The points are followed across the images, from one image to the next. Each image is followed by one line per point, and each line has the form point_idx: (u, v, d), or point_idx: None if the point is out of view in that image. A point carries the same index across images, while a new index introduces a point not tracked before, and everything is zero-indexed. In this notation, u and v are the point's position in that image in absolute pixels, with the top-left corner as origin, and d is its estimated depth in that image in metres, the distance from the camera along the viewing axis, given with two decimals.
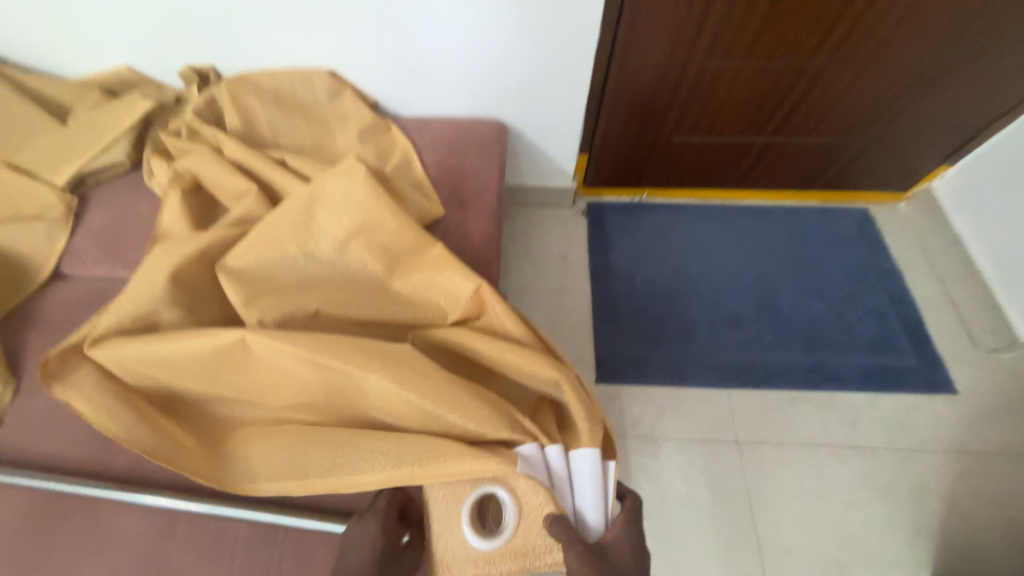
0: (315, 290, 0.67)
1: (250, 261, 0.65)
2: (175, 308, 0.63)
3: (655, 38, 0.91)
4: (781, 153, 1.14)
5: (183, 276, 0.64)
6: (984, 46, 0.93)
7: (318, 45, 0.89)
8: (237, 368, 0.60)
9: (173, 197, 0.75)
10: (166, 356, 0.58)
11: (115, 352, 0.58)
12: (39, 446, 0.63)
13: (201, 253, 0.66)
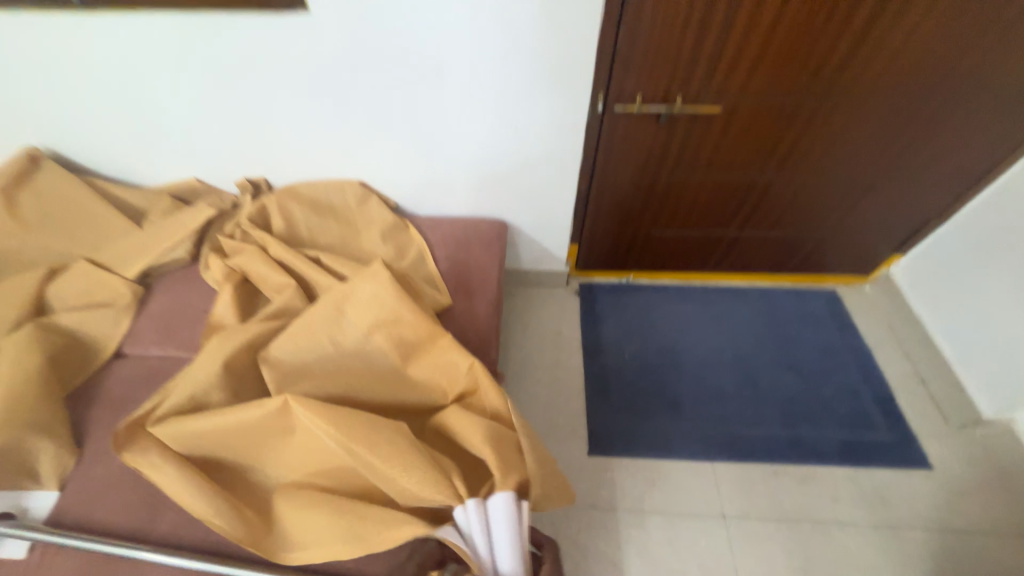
0: (337, 375, 0.79)
1: (287, 353, 0.80)
2: (223, 390, 0.75)
3: (628, 160, 1.06)
4: (749, 244, 1.28)
5: (232, 363, 0.78)
6: (913, 164, 1.08)
7: (351, 163, 1.08)
8: (280, 430, 0.71)
9: (226, 291, 0.91)
10: (218, 426, 0.70)
11: (172, 430, 0.70)
12: (91, 512, 0.71)
13: (248, 343, 0.80)
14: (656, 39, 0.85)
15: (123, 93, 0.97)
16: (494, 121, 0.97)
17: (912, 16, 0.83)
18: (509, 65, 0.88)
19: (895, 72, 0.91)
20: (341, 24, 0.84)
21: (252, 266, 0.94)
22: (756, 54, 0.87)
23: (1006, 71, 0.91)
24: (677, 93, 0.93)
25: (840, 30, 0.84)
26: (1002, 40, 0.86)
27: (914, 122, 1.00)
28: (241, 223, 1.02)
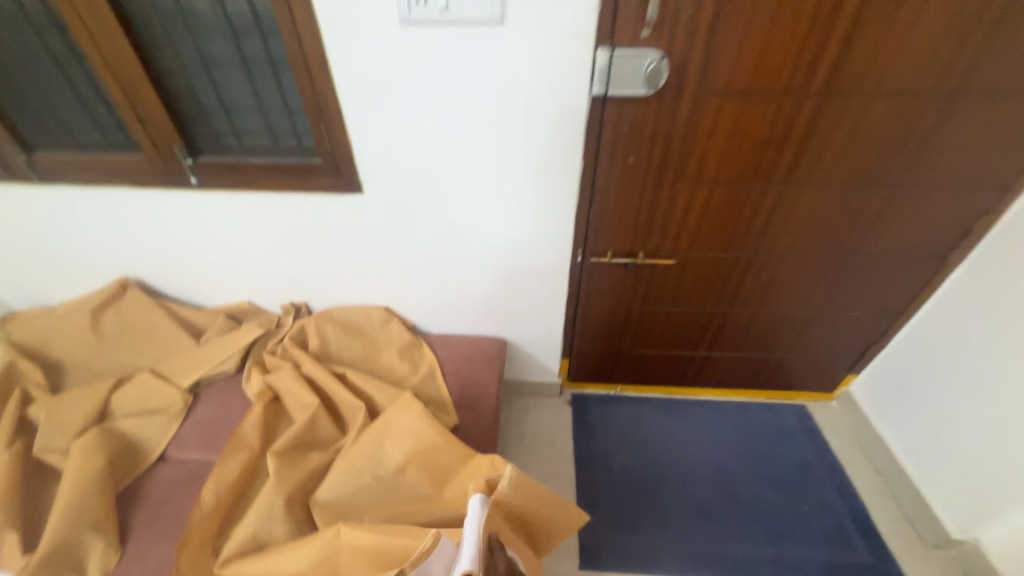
0: (383, 505, 0.93)
1: (338, 494, 0.95)
2: (269, 513, 0.91)
3: (606, 294, 1.29)
4: (718, 363, 1.45)
5: (290, 500, 0.94)
6: (846, 304, 1.27)
7: (380, 293, 1.31)
8: (326, 563, 0.81)
9: (257, 408, 1.07)
10: (280, 559, 0.83)
11: (235, 570, 0.85)
12: None
13: (304, 483, 0.97)
14: (617, 215, 1.11)
15: (208, 241, 1.22)
16: (499, 266, 1.21)
17: (805, 205, 1.06)
18: (510, 230, 1.13)
19: (803, 239, 1.13)
20: (383, 202, 1.11)
21: (286, 384, 1.11)
22: (694, 226, 1.12)
23: (898, 241, 1.12)
24: (639, 249, 1.17)
25: (753, 213, 1.08)
26: (880, 220, 1.08)
27: (833, 275, 1.20)
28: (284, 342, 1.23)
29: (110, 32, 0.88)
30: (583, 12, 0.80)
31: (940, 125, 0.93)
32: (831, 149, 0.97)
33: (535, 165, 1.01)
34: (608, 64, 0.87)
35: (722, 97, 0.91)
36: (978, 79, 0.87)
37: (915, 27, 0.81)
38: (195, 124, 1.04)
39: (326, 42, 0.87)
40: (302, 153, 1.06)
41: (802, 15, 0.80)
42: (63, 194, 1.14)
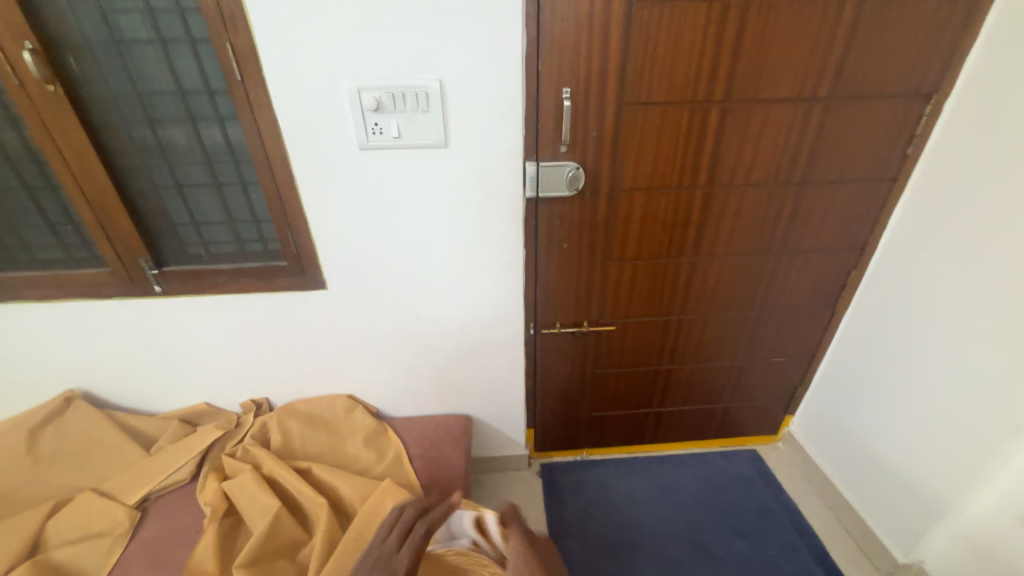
0: None
1: None
2: None
3: (560, 363, 1.39)
4: (671, 417, 1.56)
5: None
6: (768, 352, 1.44)
7: (344, 382, 1.34)
8: None
9: (210, 527, 1.03)
10: None
11: None
12: None
13: None
14: (560, 291, 1.25)
15: (168, 345, 1.23)
16: (459, 345, 1.29)
17: (713, 272, 1.25)
18: (466, 311, 1.24)
19: (718, 300, 1.31)
20: (346, 295, 1.19)
21: (244, 489, 1.08)
22: (627, 295, 1.27)
23: (795, 296, 1.33)
24: (584, 319, 1.31)
25: (674, 281, 1.26)
26: (776, 280, 1.29)
27: (751, 328, 1.38)
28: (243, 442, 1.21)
29: (89, 167, 0.97)
30: (513, 137, 1.00)
31: (802, 206, 1.17)
32: (723, 227, 1.18)
33: (485, 255, 1.15)
34: (536, 173, 1.05)
35: (631, 193, 1.11)
36: (818, 172, 1.12)
37: (762, 140, 1.06)
38: (163, 237, 1.10)
39: (292, 165, 0.99)
40: (269, 258, 1.14)
41: (678, 132, 1.03)
42: (14, 310, 1.13)
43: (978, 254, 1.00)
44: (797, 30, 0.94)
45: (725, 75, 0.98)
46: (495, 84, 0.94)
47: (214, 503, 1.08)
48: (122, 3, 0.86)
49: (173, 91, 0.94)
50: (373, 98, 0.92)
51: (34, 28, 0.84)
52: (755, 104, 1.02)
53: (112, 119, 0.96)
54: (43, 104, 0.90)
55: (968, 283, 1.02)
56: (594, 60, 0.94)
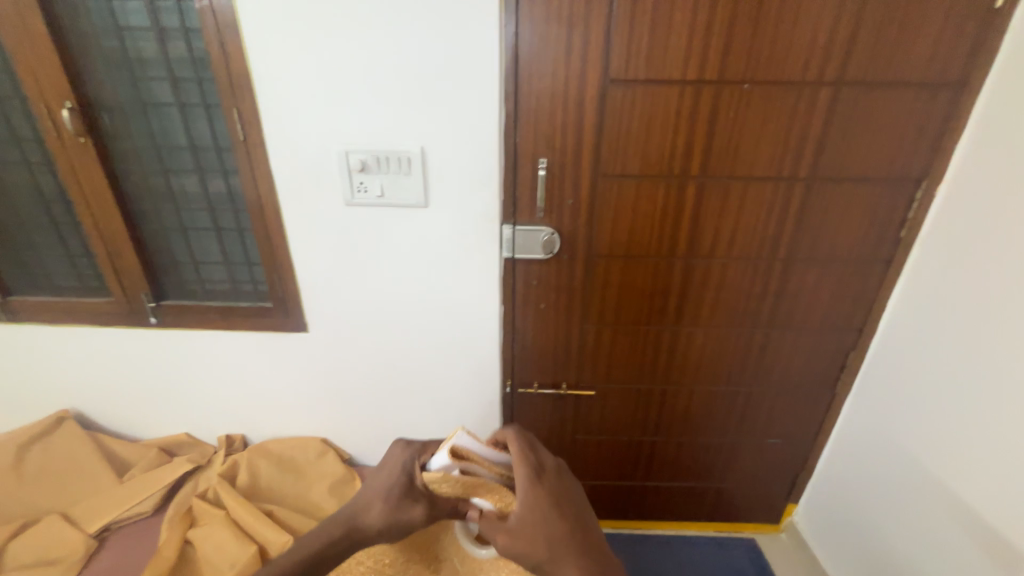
0: None
1: None
2: None
3: (537, 424, 1.34)
4: (658, 492, 1.46)
5: None
6: (763, 431, 1.35)
7: (319, 425, 1.35)
8: None
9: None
10: None
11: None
12: None
13: None
14: (538, 352, 1.23)
15: (157, 375, 1.28)
16: (433, 397, 1.29)
17: (698, 343, 1.21)
18: (442, 363, 1.24)
19: (705, 372, 1.26)
20: (326, 340, 1.22)
21: (209, 537, 1.10)
22: (607, 360, 1.24)
23: (788, 374, 1.26)
24: (563, 381, 1.27)
25: (656, 349, 1.22)
26: (766, 356, 1.23)
27: (741, 405, 1.30)
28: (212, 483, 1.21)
29: (107, 208, 1.07)
30: (491, 201, 1.04)
31: (789, 283, 1.13)
32: (706, 298, 1.15)
33: (461, 310, 1.17)
34: (512, 236, 1.07)
35: (608, 259, 1.11)
36: (804, 250, 1.09)
37: (741, 216, 1.06)
38: (166, 273, 1.19)
39: (283, 216, 1.06)
40: (259, 298, 1.21)
41: (655, 204, 1.05)
42: (26, 331, 1.22)
43: (968, 361, 0.95)
44: (771, 117, 0.96)
45: (700, 153, 1.00)
46: (474, 152, 0.99)
47: (170, 551, 1.08)
48: (151, 75, 0.98)
49: (187, 147, 1.04)
50: (359, 160, 0.99)
51: (75, 93, 0.97)
52: (732, 182, 1.03)
53: (133, 169, 1.07)
54: (74, 155, 1.01)
55: (970, 399, 0.95)
56: (570, 134, 0.98)
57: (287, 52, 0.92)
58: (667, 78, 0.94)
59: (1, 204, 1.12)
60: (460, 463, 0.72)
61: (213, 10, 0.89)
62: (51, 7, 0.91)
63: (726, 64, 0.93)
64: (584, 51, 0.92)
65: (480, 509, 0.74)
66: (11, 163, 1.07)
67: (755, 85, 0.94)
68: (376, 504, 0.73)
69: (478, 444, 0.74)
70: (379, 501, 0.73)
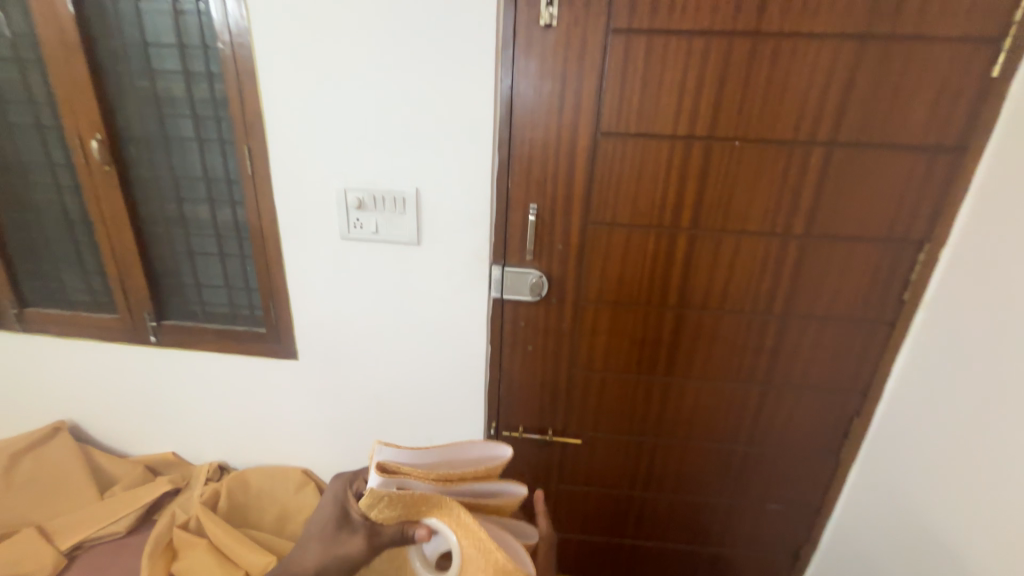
0: None
1: None
2: None
3: (522, 471, 1.30)
4: (648, 554, 1.37)
5: None
6: (761, 497, 1.27)
7: (302, 455, 1.33)
8: None
9: None
10: None
11: None
12: None
13: None
14: (525, 395, 1.21)
15: (151, 392, 1.31)
16: (416, 433, 1.27)
17: (690, 396, 1.17)
18: (427, 399, 1.23)
19: (698, 428, 1.20)
20: (315, 369, 1.23)
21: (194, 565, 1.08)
22: (595, 408, 1.21)
23: (787, 436, 1.19)
24: (549, 426, 1.24)
25: (647, 400, 1.18)
26: (763, 415, 1.17)
27: (737, 465, 1.23)
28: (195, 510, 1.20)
29: (122, 231, 1.13)
30: (481, 242, 1.06)
31: (785, 340, 1.09)
32: (699, 350, 1.12)
33: (448, 347, 1.16)
34: (500, 277, 1.08)
35: (597, 305, 1.10)
36: (800, 307, 1.06)
37: (734, 270, 1.04)
38: (171, 294, 1.24)
39: (283, 246, 1.10)
40: (254, 323, 1.24)
41: (645, 253, 1.05)
42: (37, 342, 1.28)
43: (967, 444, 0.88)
44: (763, 173, 0.97)
45: (691, 205, 1.00)
46: (467, 194, 1.02)
47: None
48: (175, 112, 1.06)
49: (200, 178, 1.11)
50: (356, 198, 1.03)
51: (106, 126, 1.05)
52: (724, 236, 1.02)
53: (150, 195, 1.14)
54: (97, 181, 1.09)
55: (967, 484, 0.87)
56: (561, 181, 1.00)
57: (298, 97, 0.98)
58: (657, 132, 0.96)
59: (30, 221, 1.20)
60: (392, 477, 0.67)
61: (234, 57, 0.97)
62: (93, 51, 1.01)
63: (717, 122, 0.94)
64: (576, 105, 0.95)
65: (430, 526, 0.65)
66: (44, 185, 1.16)
67: (746, 143, 0.95)
68: (313, 542, 0.68)
69: (402, 454, 0.71)
70: (316, 539, 0.68)
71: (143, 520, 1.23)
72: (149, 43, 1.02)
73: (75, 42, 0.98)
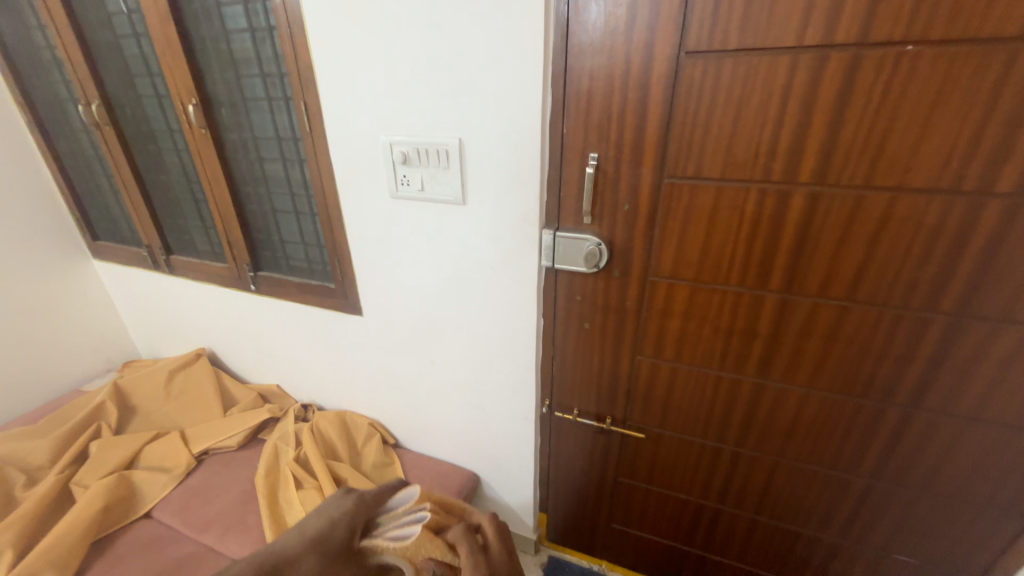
0: None
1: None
2: None
3: (574, 455, 1.19)
4: (719, 570, 1.20)
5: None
6: (885, 543, 0.98)
7: (371, 403, 1.43)
8: None
9: (259, 491, 1.21)
10: None
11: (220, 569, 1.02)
12: None
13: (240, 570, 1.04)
14: (580, 376, 1.07)
15: (256, 334, 1.50)
16: (469, 401, 1.24)
17: (792, 406, 0.91)
18: (477, 370, 1.17)
19: (798, 446, 0.95)
20: (377, 327, 1.26)
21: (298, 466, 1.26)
22: (662, 403, 1.02)
23: (941, 479, 0.86)
24: (607, 414, 1.09)
25: (730, 403, 0.96)
26: (900, 445, 0.86)
27: (853, 499, 0.95)
28: (302, 429, 1.38)
29: (221, 191, 1.25)
30: (532, 201, 0.91)
31: (955, 350, 0.76)
32: (809, 351, 0.85)
33: (497, 320, 1.07)
34: (552, 243, 0.93)
35: (671, 282, 0.89)
36: (992, 303, 0.71)
37: (877, 245, 0.73)
38: (264, 249, 1.37)
39: (342, 205, 1.11)
40: (327, 278, 1.31)
41: (739, 218, 0.79)
42: (180, 283, 1.55)
43: None
44: (949, 98, 0.63)
45: (818, 152, 0.71)
46: (515, 145, 0.87)
47: (275, 471, 1.28)
48: (248, 73, 1.11)
49: (274, 137, 1.16)
50: (402, 153, 0.97)
51: (197, 90, 1.13)
52: (868, 194, 0.71)
53: (238, 155, 1.23)
54: (195, 143, 1.21)
55: None
56: (630, 125, 0.79)
57: (343, 43, 0.92)
58: (772, 43, 0.67)
59: (166, 182, 1.43)
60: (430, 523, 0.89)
61: (284, 6, 0.94)
62: (181, 17, 1.07)
63: (874, 16, 0.62)
64: (652, 17, 0.71)
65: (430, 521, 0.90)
66: (169, 149, 1.35)
67: (925, 48, 0.61)
68: (311, 551, 0.80)
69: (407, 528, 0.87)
70: (316, 547, 0.80)
71: (250, 439, 1.44)
72: (223, 4, 1.05)
73: (164, 10, 1.05)
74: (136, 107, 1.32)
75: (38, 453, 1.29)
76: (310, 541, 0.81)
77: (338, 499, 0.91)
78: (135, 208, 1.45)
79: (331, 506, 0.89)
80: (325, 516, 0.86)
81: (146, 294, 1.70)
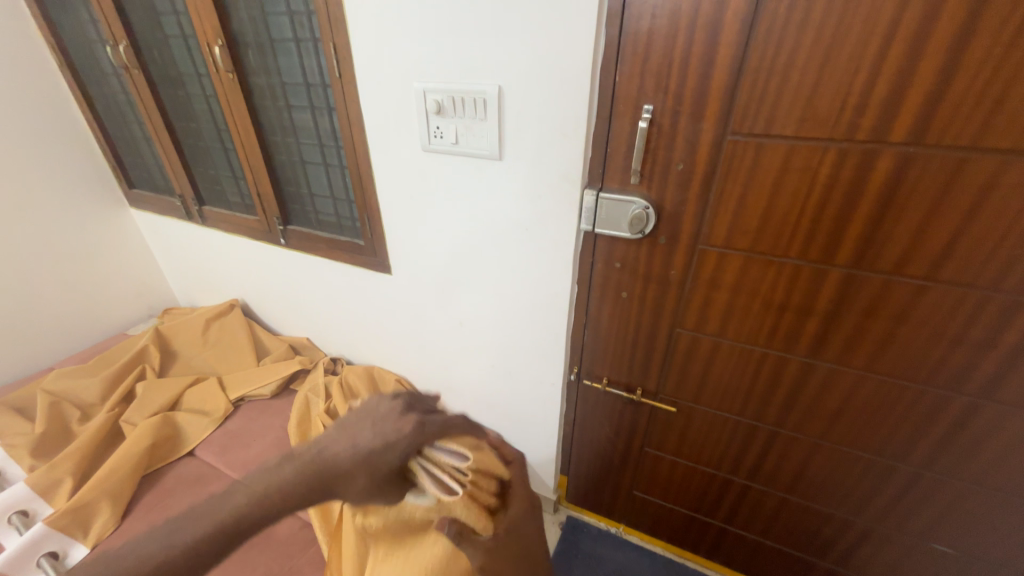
0: None
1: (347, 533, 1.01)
2: None
3: (600, 423, 1.18)
4: (740, 542, 1.19)
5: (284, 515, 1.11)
6: (923, 532, 0.94)
7: (398, 361, 1.44)
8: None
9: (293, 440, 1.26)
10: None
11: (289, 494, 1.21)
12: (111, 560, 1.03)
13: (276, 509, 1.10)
14: (613, 346, 1.03)
15: (287, 288, 1.52)
16: (496, 364, 1.23)
17: (843, 388, 0.85)
18: (506, 333, 1.15)
19: (843, 429, 0.90)
20: (406, 285, 1.24)
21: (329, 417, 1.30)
22: (700, 377, 0.98)
23: (998, 475, 0.81)
24: (638, 385, 1.06)
25: (773, 381, 0.91)
26: (960, 436, 0.80)
27: (896, 487, 0.91)
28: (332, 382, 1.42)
29: (250, 139, 1.22)
30: (574, 159, 0.84)
31: None
32: (871, 332, 0.78)
33: (530, 283, 1.03)
34: (594, 205, 0.86)
35: (722, 252, 0.82)
36: None
37: (973, 217, 0.64)
38: (294, 201, 1.35)
39: (372, 158, 1.06)
40: (356, 235, 1.28)
41: (810, 183, 0.71)
42: (213, 234, 1.56)
43: None
44: None
45: (917, 106, 0.61)
46: (559, 93, 0.79)
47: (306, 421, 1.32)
48: (275, 10, 1.04)
49: (303, 83, 1.11)
50: (436, 102, 0.90)
51: (224, 30, 1.08)
52: (972, 158, 0.61)
53: (266, 103, 1.19)
54: (224, 88, 1.16)
55: None
56: (693, 73, 0.70)
57: None
58: None
59: (196, 129, 1.40)
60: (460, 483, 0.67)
61: None
62: None
63: None
64: None
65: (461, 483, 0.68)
66: (198, 95, 1.32)
67: None
68: (364, 473, 0.55)
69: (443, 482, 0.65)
70: (369, 469, 0.55)
71: (283, 389, 1.49)
72: None
73: None
74: (164, 49, 1.28)
75: (89, 391, 1.37)
76: (363, 459, 0.55)
77: (394, 408, 0.63)
78: (167, 157, 1.44)
79: (387, 415, 0.61)
80: (380, 430, 0.59)
81: (181, 244, 1.73)
